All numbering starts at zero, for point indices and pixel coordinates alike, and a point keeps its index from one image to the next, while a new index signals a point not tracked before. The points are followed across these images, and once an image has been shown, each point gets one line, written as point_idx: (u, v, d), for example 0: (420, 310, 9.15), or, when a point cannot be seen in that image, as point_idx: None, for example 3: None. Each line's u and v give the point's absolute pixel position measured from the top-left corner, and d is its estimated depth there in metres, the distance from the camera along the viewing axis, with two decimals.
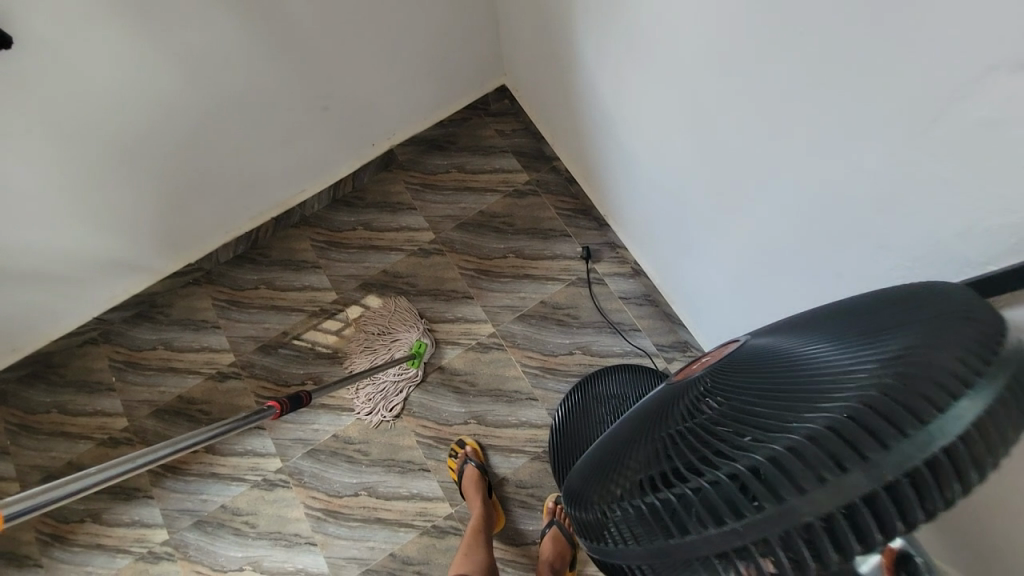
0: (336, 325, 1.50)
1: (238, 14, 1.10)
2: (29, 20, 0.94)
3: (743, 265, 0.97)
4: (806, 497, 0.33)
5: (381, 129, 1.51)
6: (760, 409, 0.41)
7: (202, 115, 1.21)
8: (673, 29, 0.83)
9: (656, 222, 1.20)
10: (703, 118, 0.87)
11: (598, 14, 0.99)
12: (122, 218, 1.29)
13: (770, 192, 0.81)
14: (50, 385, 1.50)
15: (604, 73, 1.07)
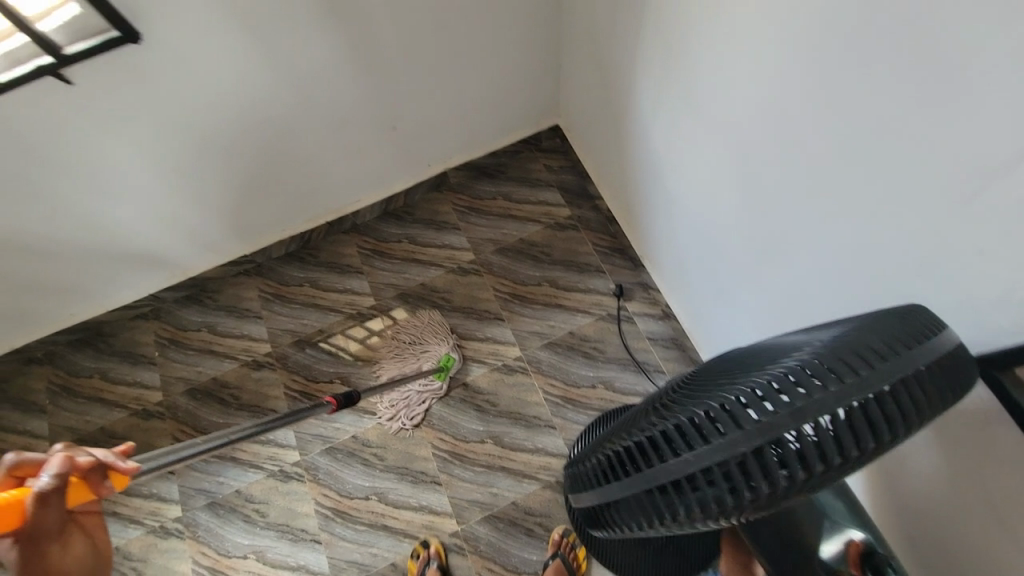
0: (361, 333, 1.56)
1: (337, 38, 1.17)
2: (157, 19, 0.99)
3: (778, 320, 1.00)
4: (743, 431, 0.42)
5: (439, 153, 1.61)
6: (724, 376, 0.51)
7: (280, 123, 1.27)
8: (734, 91, 0.87)
9: (693, 270, 1.23)
10: (752, 174, 0.91)
11: (663, 65, 1.02)
12: (197, 206, 1.36)
13: (812, 249, 0.84)
14: (98, 351, 1.59)
15: (660, 120, 1.10)
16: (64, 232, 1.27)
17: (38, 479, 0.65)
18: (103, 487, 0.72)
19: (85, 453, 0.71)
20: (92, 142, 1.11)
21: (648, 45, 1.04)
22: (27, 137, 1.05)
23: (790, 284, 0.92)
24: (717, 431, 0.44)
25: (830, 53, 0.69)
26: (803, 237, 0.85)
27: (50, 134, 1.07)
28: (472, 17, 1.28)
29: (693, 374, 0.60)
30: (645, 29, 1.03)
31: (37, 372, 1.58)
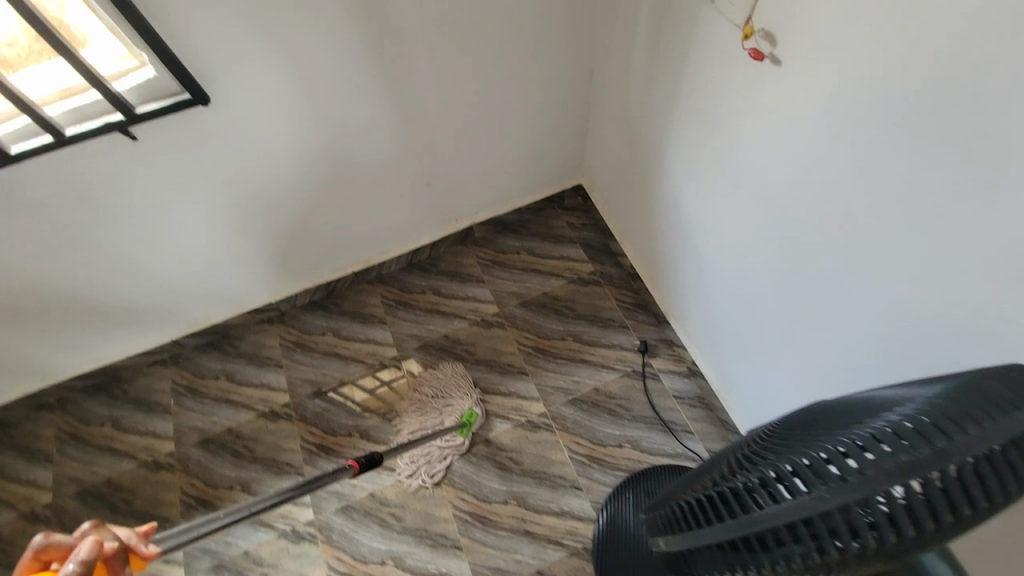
0: (371, 384, 1.54)
1: (391, 102, 1.21)
2: (228, 82, 1.01)
3: (819, 381, 0.98)
4: (846, 482, 0.43)
5: (467, 208, 1.66)
6: (825, 429, 0.52)
7: (322, 179, 1.31)
8: (773, 167, 0.87)
9: (724, 326, 1.22)
10: (792, 244, 0.91)
11: (685, 126, 1.04)
12: (233, 255, 1.38)
13: (858, 314, 0.84)
14: (111, 398, 1.56)
15: (684, 177, 1.11)
16: (98, 279, 1.27)
17: (64, 564, 0.59)
18: (121, 575, 0.68)
19: (111, 535, 0.70)
20: (136, 194, 1.12)
21: (670, 109, 1.06)
22: (77, 188, 1.07)
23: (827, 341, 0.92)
24: (817, 483, 0.46)
25: (864, 122, 0.70)
26: (841, 296, 0.85)
27: (99, 185, 1.08)
28: (512, 91, 1.32)
29: (789, 424, 0.61)
30: (676, 106, 1.04)
31: (46, 418, 1.54)
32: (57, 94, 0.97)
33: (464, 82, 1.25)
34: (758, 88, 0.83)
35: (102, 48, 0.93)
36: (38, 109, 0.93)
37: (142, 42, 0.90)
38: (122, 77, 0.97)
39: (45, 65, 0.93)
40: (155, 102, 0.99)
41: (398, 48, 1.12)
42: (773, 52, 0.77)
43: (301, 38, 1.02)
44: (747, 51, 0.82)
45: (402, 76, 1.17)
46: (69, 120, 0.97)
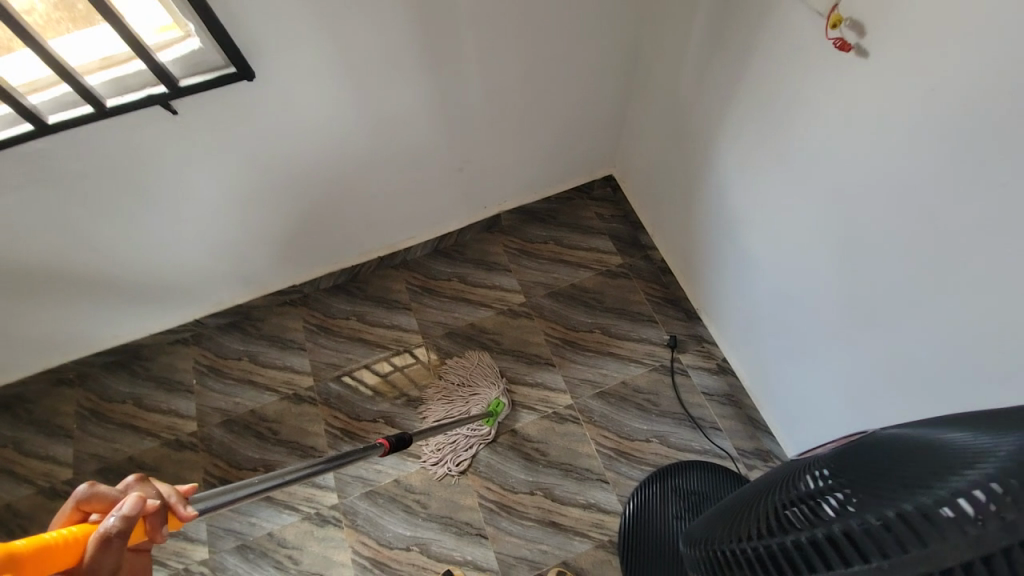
0: (386, 368, 1.53)
1: (434, 85, 1.17)
2: (271, 57, 0.98)
3: (869, 388, 0.97)
4: (903, 558, 0.33)
5: (497, 196, 1.64)
6: (882, 480, 0.40)
7: (357, 163, 1.28)
8: (840, 168, 0.84)
9: (766, 327, 1.21)
10: (852, 242, 0.87)
11: (743, 115, 1.00)
12: (261, 236, 1.36)
13: (915, 320, 0.82)
14: (132, 376, 1.54)
15: (736, 167, 1.07)
16: (126, 254, 1.25)
17: (105, 519, 0.58)
18: (157, 534, 0.67)
19: (154, 491, 0.70)
20: (170, 169, 1.09)
21: (729, 96, 1.02)
22: (110, 161, 1.04)
23: (877, 343, 0.91)
24: (871, 555, 0.36)
25: (953, 119, 0.66)
26: (899, 299, 0.83)
27: (132, 158, 1.05)
28: (555, 77, 1.28)
29: (841, 464, 0.49)
30: (735, 99, 1.00)
31: (66, 394, 1.52)
32: (96, 63, 0.92)
33: (508, 66, 1.20)
34: (834, 84, 0.79)
35: (144, 17, 0.89)
36: (78, 78, 0.88)
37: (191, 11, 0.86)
38: (166, 48, 0.93)
39: (84, 33, 0.88)
40: (199, 76, 0.95)
41: (446, 28, 1.07)
42: (860, 44, 0.73)
43: (348, 13, 0.97)
44: (829, 41, 0.77)
45: (448, 57, 1.13)
46: (109, 91, 0.93)
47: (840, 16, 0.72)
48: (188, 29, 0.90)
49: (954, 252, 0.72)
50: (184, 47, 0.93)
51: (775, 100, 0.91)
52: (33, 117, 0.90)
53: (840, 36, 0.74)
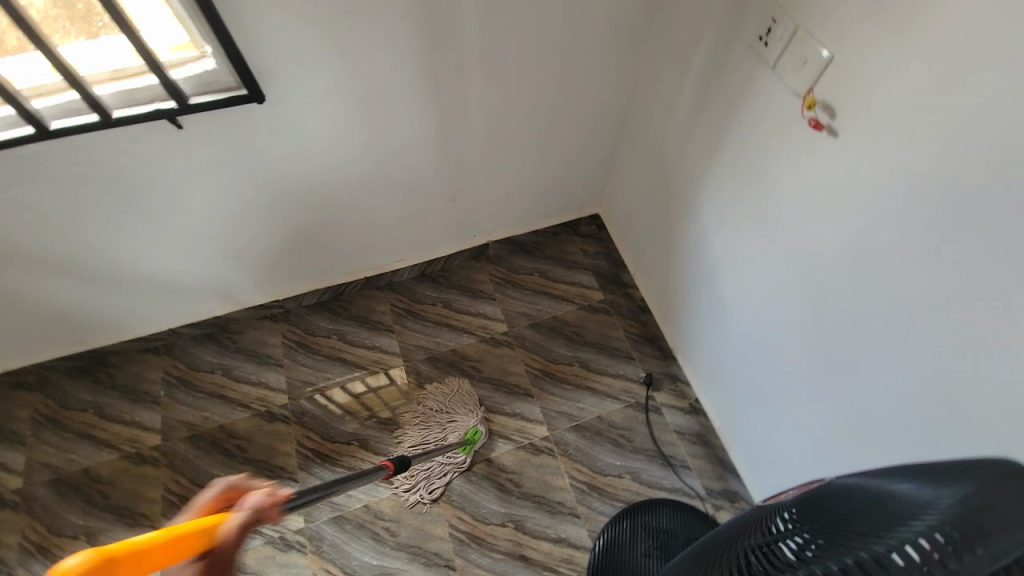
0: (363, 389, 1.52)
1: (436, 119, 1.22)
2: (283, 84, 1.01)
3: (833, 434, 1.02)
4: None
5: (486, 226, 1.68)
6: (840, 529, 0.45)
7: (354, 188, 1.31)
8: (810, 230, 0.91)
9: (737, 371, 1.26)
10: (822, 300, 0.94)
11: (725, 173, 1.07)
12: (249, 251, 1.36)
13: (878, 375, 0.88)
14: (96, 383, 1.49)
15: (716, 220, 1.15)
16: (108, 259, 1.23)
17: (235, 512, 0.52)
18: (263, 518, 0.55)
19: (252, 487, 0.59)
20: (165, 180, 1.10)
21: (712, 156, 1.09)
22: (107, 168, 1.04)
23: (842, 394, 0.97)
24: None
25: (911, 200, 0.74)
26: (864, 355, 0.90)
27: (129, 169, 1.05)
28: (551, 121, 1.35)
29: (801, 514, 0.54)
30: (716, 159, 1.08)
31: (22, 399, 1.45)
32: (107, 74, 0.93)
33: (508, 107, 1.26)
34: (806, 156, 0.87)
35: (162, 35, 0.91)
36: (87, 88, 0.89)
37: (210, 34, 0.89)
38: (179, 66, 0.94)
39: (97, 44, 0.90)
40: (210, 95, 0.97)
41: (453, 68, 1.12)
42: (831, 124, 0.80)
43: (361, 48, 1.01)
44: (804, 119, 0.85)
45: (453, 96, 1.18)
46: (116, 103, 0.94)
47: (814, 98, 0.80)
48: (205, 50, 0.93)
49: (913, 316, 0.79)
50: (197, 67, 0.95)
51: (754, 165, 0.98)
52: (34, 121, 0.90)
53: (814, 116, 0.82)
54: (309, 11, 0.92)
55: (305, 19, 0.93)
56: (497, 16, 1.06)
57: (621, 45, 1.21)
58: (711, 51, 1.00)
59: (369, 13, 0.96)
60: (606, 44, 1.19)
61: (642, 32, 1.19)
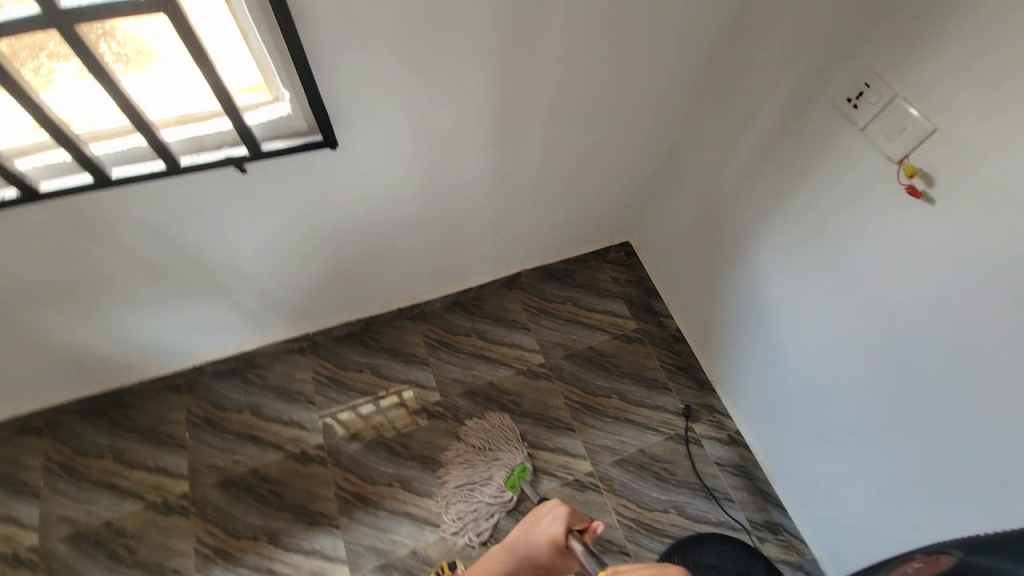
0: (401, 424, 1.48)
1: (493, 157, 1.20)
2: (350, 129, 0.98)
3: (896, 485, 1.03)
4: None
5: (521, 256, 1.67)
6: None
7: (401, 227, 1.27)
8: (886, 286, 0.93)
9: (786, 410, 1.28)
10: (893, 353, 0.95)
11: (790, 219, 1.09)
12: (289, 290, 1.31)
13: (951, 431, 0.90)
14: (114, 426, 1.41)
15: (776, 264, 1.16)
16: (145, 302, 1.17)
17: None
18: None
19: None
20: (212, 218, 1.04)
21: (774, 202, 1.11)
22: (156, 206, 0.98)
23: (908, 445, 0.98)
24: None
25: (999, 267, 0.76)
26: (934, 409, 0.91)
27: (180, 208, 1.00)
28: (601, 158, 1.35)
29: None
30: (784, 207, 1.09)
31: (34, 445, 1.37)
32: (173, 119, 0.89)
33: (562, 145, 1.25)
34: (888, 214, 0.88)
35: (238, 79, 0.87)
36: (154, 131, 0.85)
37: (290, 77, 0.86)
38: (253, 110, 0.91)
39: (160, 78, 0.83)
40: (282, 140, 0.96)
41: (518, 109, 1.11)
42: (928, 192, 0.82)
43: (432, 90, 0.98)
44: (899, 185, 0.86)
45: (512, 135, 1.16)
46: (184, 148, 0.91)
47: (914, 167, 0.82)
48: (281, 97, 0.90)
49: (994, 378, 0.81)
50: (270, 111, 0.92)
51: (823, 216, 1.01)
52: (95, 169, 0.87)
53: (911, 183, 0.83)
54: (389, 53, 0.89)
55: (384, 62, 0.90)
56: (568, 60, 1.04)
57: (678, 86, 1.22)
58: (785, 103, 1.01)
59: (445, 56, 0.94)
60: (663, 86, 1.20)
61: (697, 77, 1.20)
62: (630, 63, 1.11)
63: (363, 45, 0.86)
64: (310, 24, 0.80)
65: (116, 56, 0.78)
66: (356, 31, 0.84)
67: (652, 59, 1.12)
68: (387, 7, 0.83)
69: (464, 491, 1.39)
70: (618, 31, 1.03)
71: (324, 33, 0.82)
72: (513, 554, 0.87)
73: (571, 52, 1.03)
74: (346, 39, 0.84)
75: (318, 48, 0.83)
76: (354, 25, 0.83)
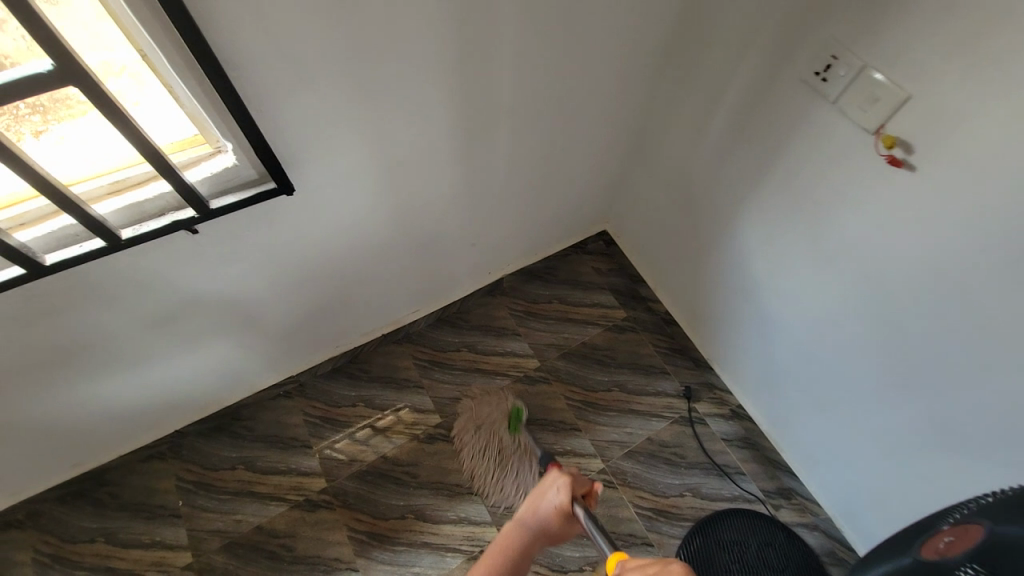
0: (406, 453, 1.43)
1: (458, 170, 1.15)
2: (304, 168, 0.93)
3: (906, 444, 1.05)
4: None
5: (500, 263, 1.63)
6: None
7: (371, 254, 1.24)
8: (874, 253, 0.93)
9: (788, 386, 1.29)
10: (888, 317, 0.96)
11: (770, 194, 1.08)
12: (264, 331, 1.28)
13: (952, 385, 0.91)
14: (100, 507, 1.33)
15: (759, 241, 1.16)
16: (117, 367, 1.12)
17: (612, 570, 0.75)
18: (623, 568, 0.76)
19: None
20: (167, 270, 0.98)
21: (750, 180, 1.11)
22: (102, 271, 0.91)
23: (914, 404, 0.99)
24: None
25: (985, 223, 0.77)
26: (934, 367, 0.93)
27: (134, 268, 0.94)
28: (569, 155, 1.32)
29: None
30: (763, 185, 1.08)
31: (17, 539, 1.29)
32: (106, 187, 0.81)
33: (528, 147, 1.21)
34: (865, 183, 0.89)
35: (169, 133, 0.80)
36: (86, 209, 0.77)
37: (231, 122, 0.79)
38: (193, 167, 0.84)
39: (79, 150, 0.76)
40: (232, 194, 0.88)
41: (479, 119, 1.06)
42: (908, 159, 0.81)
43: (388, 114, 0.93)
44: (878, 155, 0.85)
45: (476, 147, 1.12)
46: (124, 220, 0.83)
47: (893, 137, 0.81)
48: (223, 146, 0.83)
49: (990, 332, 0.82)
50: (213, 164, 0.85)
51: (802, 189, 1.00)
52: (26, 261, 0.78)
53: (891, 152, 0.83)
54: (339, 84, 0.84)
55: (333, 92, 0.85)
56: (524, 63, 1.00)
57: (638, 75, 1.19)
58: (755, 83, 1.00)
59: (398, 78, 0.89)
60: (623, 75, 1.17)
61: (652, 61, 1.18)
62: (587, 58, 1.08)
63: (308, 78, 0.80)
64: (252, 65, 0.74)
65: (31, 108, 0.68)
66: (301, 65, 0.78)
67: (609, 50, 1.08)
68: (328, 36, 0.77)
69: (498, 466, 1.40)
70: (574, 27, 0.99)
71: (266, 74, 0.76)
72: (526, 525, 1.10)
73: (528, 55, 0.99)
74: (289, 75, 0.78)
75: (263, 91, 0.78)
76: (293, 59, 0.77)
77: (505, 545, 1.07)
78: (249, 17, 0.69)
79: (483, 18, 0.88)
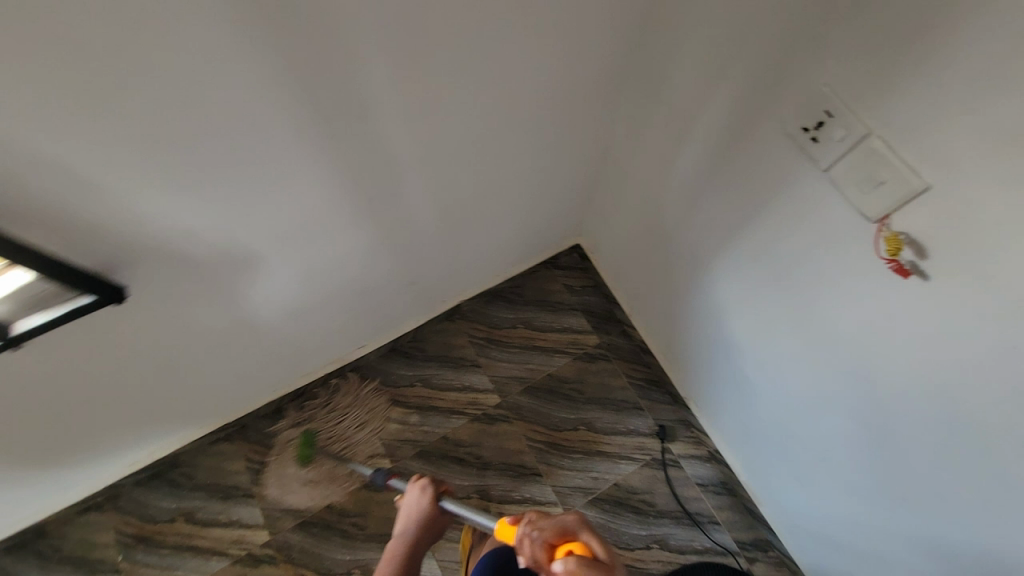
0: (352, 502, 1.35)
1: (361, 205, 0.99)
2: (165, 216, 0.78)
3: (886, 535, 0.91)
4: None
5: (453, 289, 1.47)
6: None
7: (287, 302, 1.10)
8: (856, 333, 0.79)
9: (767, 451, 1.15)
10: (865, 401, 0.83)
11: (749, 241, 0.92)
12: (182, 387, 1.15)
13: (932, 484, 0.78)
14: (40, 560, 1.29)
15: (738, 296, 1.00)
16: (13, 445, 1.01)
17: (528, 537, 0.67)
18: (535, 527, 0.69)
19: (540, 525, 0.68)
20: (32, 349, 0.85)
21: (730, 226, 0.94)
22: None
23: (893, 495, 0.86)
24: None
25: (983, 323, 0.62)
26: (911, 460, 0.80)
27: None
28: (519, 169, 1.13)
29: None
30: (742, 237, 0.92)
31: None
32: None
33: (463, 167, 1.04)
34: (854, 254, 0.73)
35: None
36: None
37: (60, 182, 0.66)
38: None
39: None
40: (41, 313, 0.81)
41: (396, 143, 0.90)
42: (919, 267, 0.66)
43: (268, 147, 0.78)
44: (881, 258, 0.70)
45: (384, 170, 0.95)
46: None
47: (898, 239, 0.65)
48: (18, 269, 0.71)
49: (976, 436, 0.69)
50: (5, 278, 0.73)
51: (781, 249, 0.85)
52: None
53: (898, 261, 0.68)
54: (198, 126, 0.69)
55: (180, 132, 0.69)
56: (442, 77, 0.83)
57: (587, 75, 0.99)
58: None
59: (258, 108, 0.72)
60: (572, 76, 0.97)
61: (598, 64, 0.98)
62: (523, 64, 0.89)
63: (149, 122, 0.66)
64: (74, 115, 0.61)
65: None
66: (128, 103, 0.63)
67: (550, 52, 0.90)
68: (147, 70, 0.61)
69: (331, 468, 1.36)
70: (494, 24, 0.79)
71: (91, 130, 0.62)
72: (404, 534, 1.02)
73: (438, 68, 0.81)
74: (126, 120, 0.64)
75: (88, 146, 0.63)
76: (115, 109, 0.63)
77: (391, 554, 1.01)
78: (42, 64, 0.55)
79: (367, 23, 0.70)
